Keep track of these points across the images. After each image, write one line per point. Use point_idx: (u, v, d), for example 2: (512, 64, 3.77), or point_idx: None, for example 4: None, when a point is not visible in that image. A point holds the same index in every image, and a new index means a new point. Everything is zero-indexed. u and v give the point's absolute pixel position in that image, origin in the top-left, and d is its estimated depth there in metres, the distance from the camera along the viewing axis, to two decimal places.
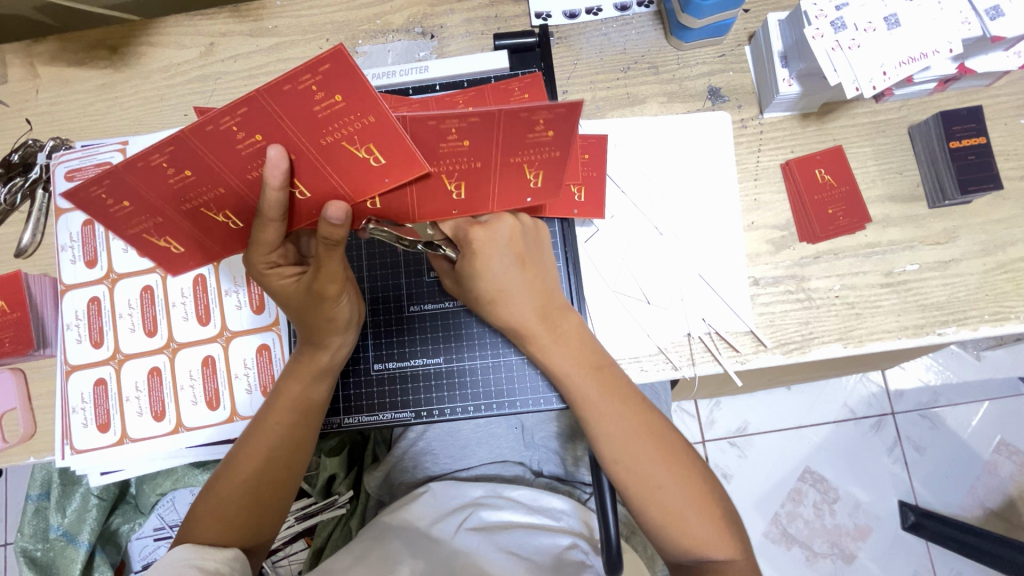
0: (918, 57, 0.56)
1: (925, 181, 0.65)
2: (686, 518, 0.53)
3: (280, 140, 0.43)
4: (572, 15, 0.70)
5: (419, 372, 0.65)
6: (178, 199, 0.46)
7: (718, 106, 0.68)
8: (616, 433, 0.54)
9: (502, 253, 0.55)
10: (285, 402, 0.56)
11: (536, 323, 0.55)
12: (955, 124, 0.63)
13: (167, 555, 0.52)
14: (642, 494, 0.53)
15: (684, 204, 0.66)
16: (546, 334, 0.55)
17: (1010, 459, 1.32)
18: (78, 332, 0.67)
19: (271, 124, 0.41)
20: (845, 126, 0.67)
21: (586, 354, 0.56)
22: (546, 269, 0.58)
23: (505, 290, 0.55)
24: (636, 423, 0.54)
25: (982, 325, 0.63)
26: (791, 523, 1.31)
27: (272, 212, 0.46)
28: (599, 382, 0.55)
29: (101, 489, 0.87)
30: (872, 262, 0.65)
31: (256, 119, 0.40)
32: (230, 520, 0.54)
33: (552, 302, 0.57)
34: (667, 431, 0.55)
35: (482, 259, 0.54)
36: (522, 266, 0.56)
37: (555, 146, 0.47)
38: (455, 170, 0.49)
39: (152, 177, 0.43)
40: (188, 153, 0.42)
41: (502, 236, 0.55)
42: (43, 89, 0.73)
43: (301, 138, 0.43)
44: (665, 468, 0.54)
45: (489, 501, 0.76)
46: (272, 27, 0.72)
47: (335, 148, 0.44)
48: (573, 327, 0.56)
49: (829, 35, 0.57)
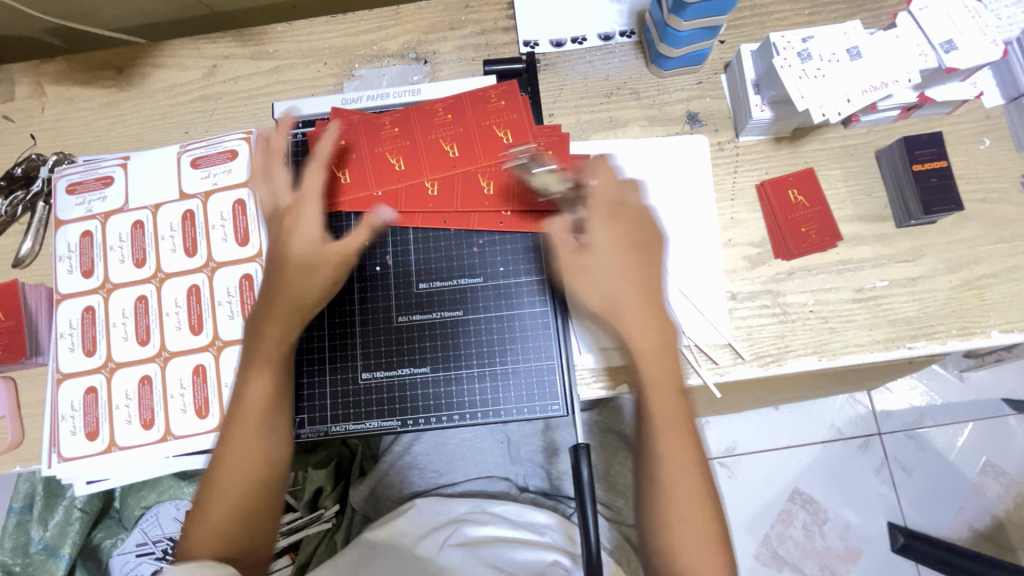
0: (880, 86, 0.61)
1: (892, 202, 0.68)
2: (699, 554, 0.50)
3: (464, 162, 0.65)
4: (559, 44, 0.74)
5: (406, 381, 0.64)
6: (381, 147, 0.66)
7: (696, 130, 0.72)
8: (676, 449, 0.52)
9: (628, 234, 0.56)
10: (263, 379, 0.57)
11: (640, 310, 0.54)
12: (917, 148, 0.66)
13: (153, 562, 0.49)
14: (669, 522, 0.51)
15: (665, 223, 0.69)
16: (660, 323, 0.54)
17: (996, 480, 1.36)
18: (71, 341, 0.68)
19: (468, 157, 0.65)
20: (816, 150, 0.70)
21: (675, 365, 0.54)
22: (659, 266, 0.56)
23: (612, 277, 0.54)
24: (681, 451, 0.52)
25: (950, 339, 0.65)
26: (781, 546, 1.34)
27: (321, 155, 0.61)
28: (679, 403, 0.53)
29: (85, 502, 0.85)
30: (844, 278, 0.67)
31: (465, 163, 0.65)
32: (221, 523, 0.54)
33: (652, 292, 0.55)
34: (708, 468, 0.53)
35: (608, 234, 0.55)
36: (633, 252, 0.55)
37: (555, 161, 0.66)
38: (397, 148, 0.66)
39: (382, 149, 0.66)
40: (416, 155, 0.66)
41: (630, 217, 0.56)
42: (50, 107, 0.76)
43: (471, 168, 0.65)
44: (695, 497, 0.51)
45: (474, 516, 0.77)
46: (273, 51, 0.76)
47: (483, 178, 0.66)
48: (668, 325, 0.54)
49: (796, 64, 0.61)
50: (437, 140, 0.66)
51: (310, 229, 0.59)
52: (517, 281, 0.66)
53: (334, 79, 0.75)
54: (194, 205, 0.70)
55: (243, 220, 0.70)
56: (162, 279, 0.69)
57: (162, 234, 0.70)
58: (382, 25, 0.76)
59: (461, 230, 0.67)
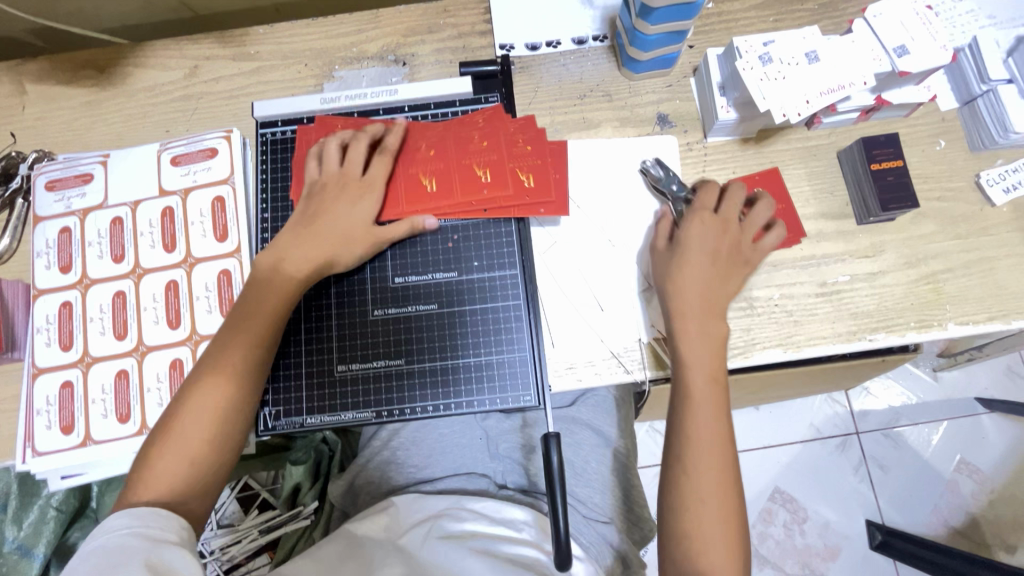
0: (836, 88, 0.64)
1: (853, 200, 0.71)
2: (710, 539, 0.55)
3: (488, 169, 0.68)
4: (535, 47, 0.77)
5: (382, 372, 0.66)
6: (418, 152, 0.69)
7: (666, 130, 0.74)
8: (701, 438, 0.58)
9: (707, 241, 0.63)
10: (221, 369, 0.58)
11: (706, 313, 0.61)
12: (874, 148, 0.69)
13: (126, 547, 0.47)
14: (690, 507, 0.56)
15: (636, 220, 0.71)
16: (715, 324, 0.61)
17: (970, 478, 1.39)
18: (47, 335, 0.68)
19: (489, 152, 0.69)
20: (780, 150, 0.73)
21: (719, 364, 0.60)
22: (734, 277, 0.63)
23: (712, 281, 0.62)
24: (718, 444, 0.58)
25: (909, 332, 0.68)
26: (761, 545, 1.36)
27: (388, 150, 0.67)
28: (716, 397, 0.59)
29: (59, 501, 0.84)
30: (807, 273, 0.70)
31: (488, 160, 0.68)
32: (155, 495, 0.53)
33: (719, 298, 0.62)
34: (730, 465, 0.58)
35: (699, 230, 0.64)
36: (715, 257, 0.63)
37: (530, 153, 0.69)
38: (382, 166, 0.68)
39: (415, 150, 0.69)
40: (448, 155, 0.69)
41: (721, 224, 0.64)
42: (30, 106, 0.77)
43: (501, 162, 0.68)
44: (715, 486, 0.56)
45: (453, 512, 0.76)
46: (255, 52, 0.78)
47: (513, 170, 0.68)
48: (721, 333, 0.61)
49: (757, 67, 0.64)
50: (417, 143, 0.69)
51: (367, 214, 0.65)
52: (492, 276, 0.68)
53: (314, 80, 0.77)
54: (174, 202, 0.71)
55: (223, 216, 0.71)
56: (140, 275, 0.70)
57: (141, 230, 0.71)
58: (361, 28, 0.78)
59: (437, 227, 0.69)
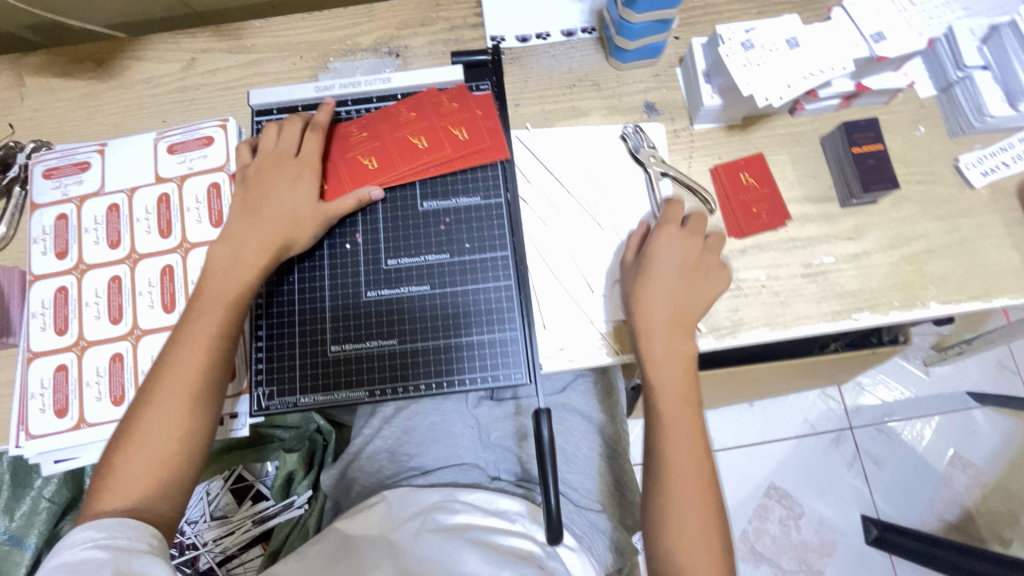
0: (816, 72, 0.65)
1: (836, 184, 0.73)
2: (694, 550, 0.58)
3: (427, 136, 0.70)
4: (525, 39, 0.79)
5: (374, 352, 0.66)
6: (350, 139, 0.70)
7: (654, 118, 0.76)
8: (677, 457, 0.61)
9: (672, 259, 0.65)
10: (181, 363, 0.59)
11: (673, 333, 0.63)
12: (855, 132, 0.71)
13: (93, 560, 0.49)
14: (672, 524, 0.59)
15: (624, 204, 0.72)
16: (682, 344, 0.63)
17: (963, 472, 1.40)
18: (43, 320, 0.69)
19: (418, 116, 0.71)
20: (765, 137, 0.75)
21: (687, 376, 0.63)
22: (703, 293, 0.64)
23: (679, 301, 0.64)
24: (695, 459, 0.61)
25: (892, 311, 0.69)
26: (758, 541, 1.36)
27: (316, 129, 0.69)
28: (686, 404, 0.62)
29: (53, 493, 0.84)
30: (793, 255, 0.71)
31: (423, 127, 0.70)
32: (126, 494, 0.55)
33: (687, 315, 0.64)
34: (709, 476, 0.61)
35: (666, 253, 0.65)
36: (684, 276, 0.64)
37: (456, 109, 0.72)
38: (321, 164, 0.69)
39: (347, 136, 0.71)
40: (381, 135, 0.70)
41: (688, 256, 0.65)
42: (29, 97, 0.79)
43: (434, 125, 0.70)
44: (696, 501, 0.60)
45: (446, 505, 0.75)
46: (251, 45, 0.79)
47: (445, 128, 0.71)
48: (688, 348, 0.63)
49: (740, 53, 0.66)
50: (347, 129, 0.71)
51: (309, 193, 0.66)
52: (483, 258, 0.69)
53: (309, 72, 0.79)
54: (169, 188, 0.72)
55: (218, 202, 0.72)
56: (136, 260, 0.70)
57: (137, 216, 0.72)
58: (356, 22, 0.80)
59: (429, 211, 0.70)
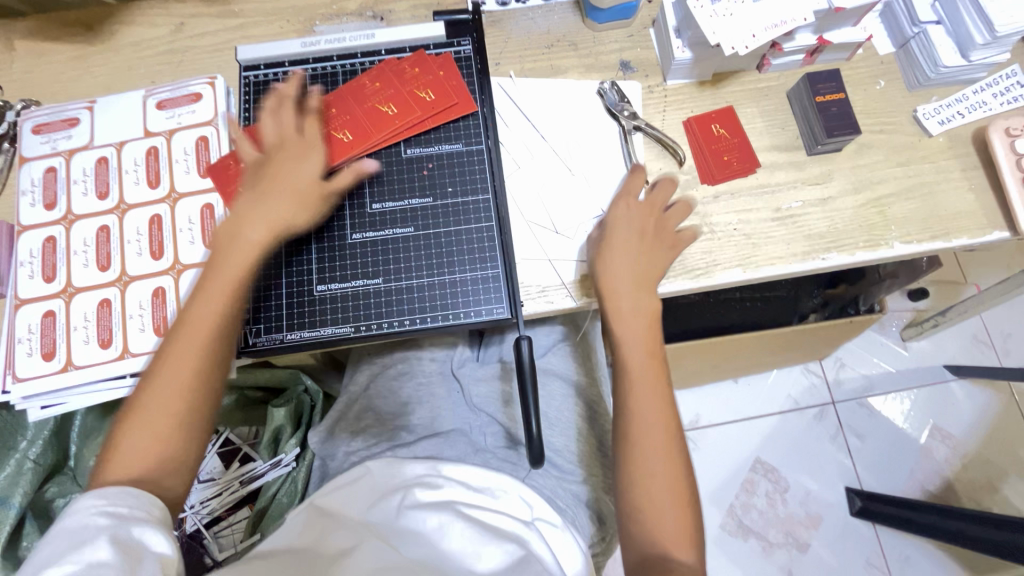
0: (779, 23, 0.69)
1: (803, 134, 0.76)
2: (662, 504, 0.60)
3: (398, 106, 0.73)
4: (504, 3, 0.82)
5: (360, 292, 0.69)
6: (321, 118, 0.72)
7: (629, 76, 0.79)
8: (644, 411, 0.63)
9: (637, 220, 0.68)
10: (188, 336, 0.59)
11: (642, 288, 0.65)
12: (818, 82, 0.74)
13: (94, 526, 0.48)
14: (640, 480, 0.61)
15: (597, 153, 0.75)
16: (652, 299, 0.66)
17: (943, 443, 1.43)
18: (31, 268, 0.70)
19: (387, 84, 0.74)
20: (735, 91, 0.78)
21: (657, 335, 0.65)
22: (667, 252, 0.67)
23: (646, 260, 0.66)
24: (665, 422, 0.62)
25: (858, 251, 0.72)
26: (745, 515, 1.37)
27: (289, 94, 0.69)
28: (656, 365, 0.64)
29: (38, 454, 0.84)
30: (763, 200, 0.74)
31: (392, 96, 0.73)
32: (135, 464, 0.55)
33: (654, 271, 0.66)
34: (676, 431, 0.63)
35: (627, 213, 0.68)
36: (648, 236, 0.67)
37: (420, 73, 0.75)
38: None
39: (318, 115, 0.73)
40: (352, 110, 0.73)
41: (652, 213, 0.68)
42: (19, 60, 0.80)
43: (402, 93, 0.73)
44: (664, 455, 0.62)
45: (429, 480, 0.68)
46: (238, 10, 0.82)
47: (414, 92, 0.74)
48: (656, 301, 0.66)
49: (707, 5, 0.69)
50: (317, 106, 0.73)
51: (315, 167, 0.66)
52: (466, 202, 0.72)
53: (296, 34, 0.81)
54: (158, 142, 0.74)
55: (206, 154, 0.74)
56: (124, 210, 0.72)
57: (126, 168, 0.73)
58: None
59: (412, 157, 0.73)
